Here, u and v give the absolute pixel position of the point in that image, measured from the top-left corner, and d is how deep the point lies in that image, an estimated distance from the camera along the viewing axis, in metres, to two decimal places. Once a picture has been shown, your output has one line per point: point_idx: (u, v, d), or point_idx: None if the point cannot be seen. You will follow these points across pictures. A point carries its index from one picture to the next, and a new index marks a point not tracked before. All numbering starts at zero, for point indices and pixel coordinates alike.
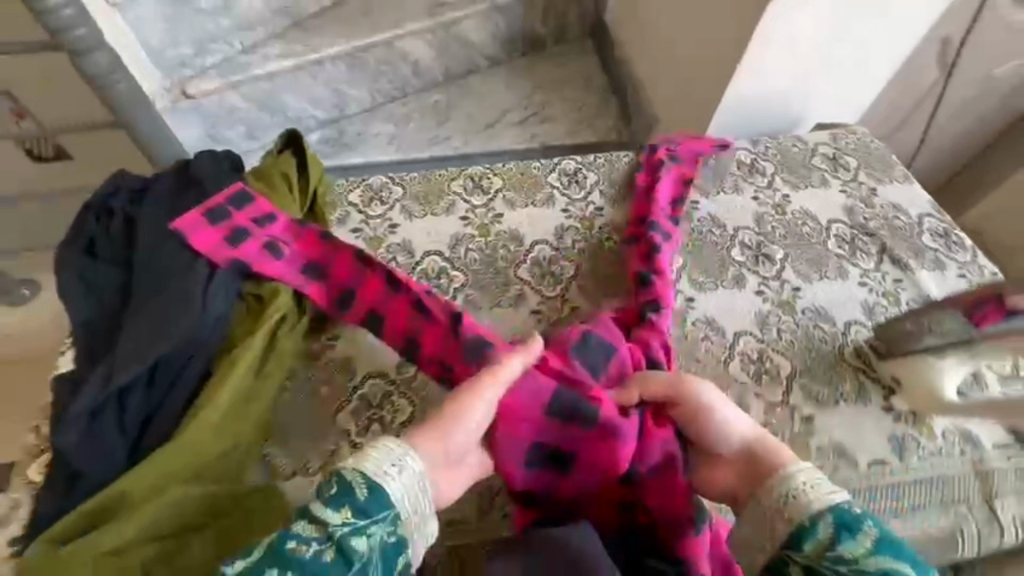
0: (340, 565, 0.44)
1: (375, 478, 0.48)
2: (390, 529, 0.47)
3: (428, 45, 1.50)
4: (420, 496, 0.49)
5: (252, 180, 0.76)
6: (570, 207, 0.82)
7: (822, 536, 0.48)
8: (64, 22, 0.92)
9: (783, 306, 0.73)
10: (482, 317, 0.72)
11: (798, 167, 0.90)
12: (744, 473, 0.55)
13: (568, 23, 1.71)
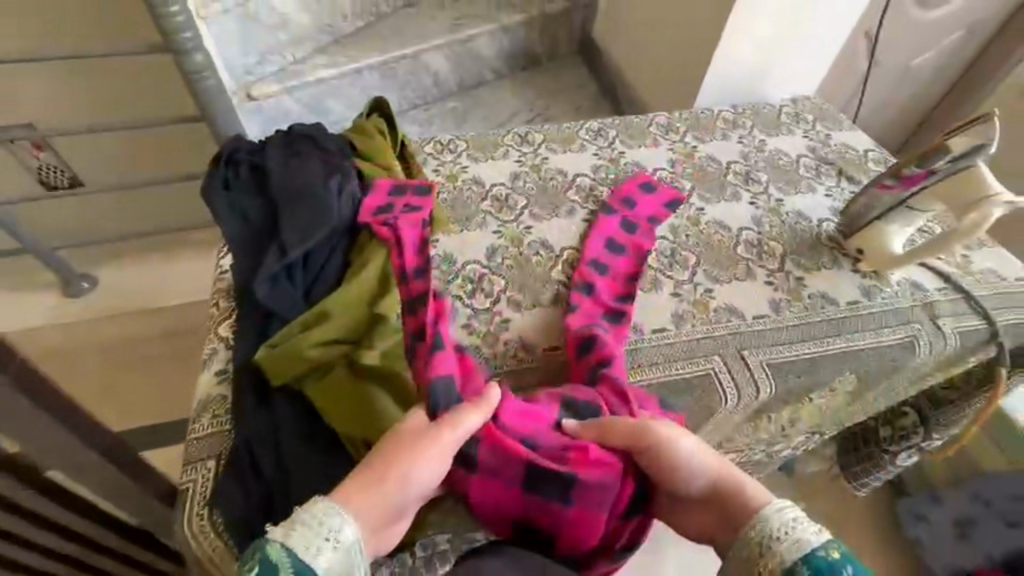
0: None
1: (302, 558, 0.44)
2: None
3: (446, 58, 1.76)
4: (350, 573, 0.46)
5: (352, 132, 0.95)
6: (600, 151, 1.04)
7: None
8: (177, 26, 1.10)
9: (772, 211, 0.95)
10: (544, 224, 0.90)
11: (770, 121, 1.15)
12: (711, 520, 0.59)
13: (560, 44, 2.00)
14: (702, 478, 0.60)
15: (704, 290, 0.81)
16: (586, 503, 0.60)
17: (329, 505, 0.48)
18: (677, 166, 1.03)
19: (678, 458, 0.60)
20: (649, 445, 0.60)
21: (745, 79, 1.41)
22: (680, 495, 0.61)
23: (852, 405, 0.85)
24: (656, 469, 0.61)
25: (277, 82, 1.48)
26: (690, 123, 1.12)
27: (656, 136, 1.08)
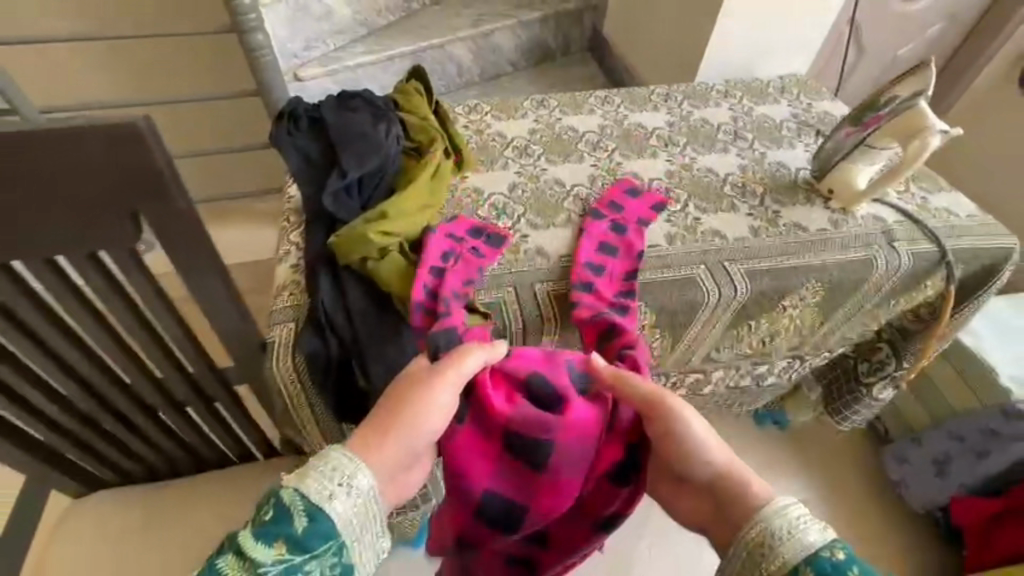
0: None
1: (315, 506, 0.50)
2: (335, 560, 0.52)
3: (469, 49, 1.95)
4: (361, 520, 0.53)
5: (394, 93, 1.12)
6: (606, 114, 1.20)
7: None
8: (244, 9, 1.29)
9: (755, 161, 1.10)
10: (558, 167, 1.05)
11: (758, 92, 1.30)
12: (710, 507, 0.60)
13: (572, 40, 2.19)
14: (714, 466, 0.60)
15: (694, 218, 0.96)
16: (563, 464, 0.63)
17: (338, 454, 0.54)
18: (674, 126, 1.18)
19: (687, 443, 0.61)
20: (660, 420, 0.61)
21: (738, 60, 1.57)
22: (688, 475, 0.62)
23: (823, 322, 0.99)
24: (667, 446, 0.62)
25: (321, 67, 1.67)
26: (687, 93, 1.27)
27: (656, 102, 1.24)
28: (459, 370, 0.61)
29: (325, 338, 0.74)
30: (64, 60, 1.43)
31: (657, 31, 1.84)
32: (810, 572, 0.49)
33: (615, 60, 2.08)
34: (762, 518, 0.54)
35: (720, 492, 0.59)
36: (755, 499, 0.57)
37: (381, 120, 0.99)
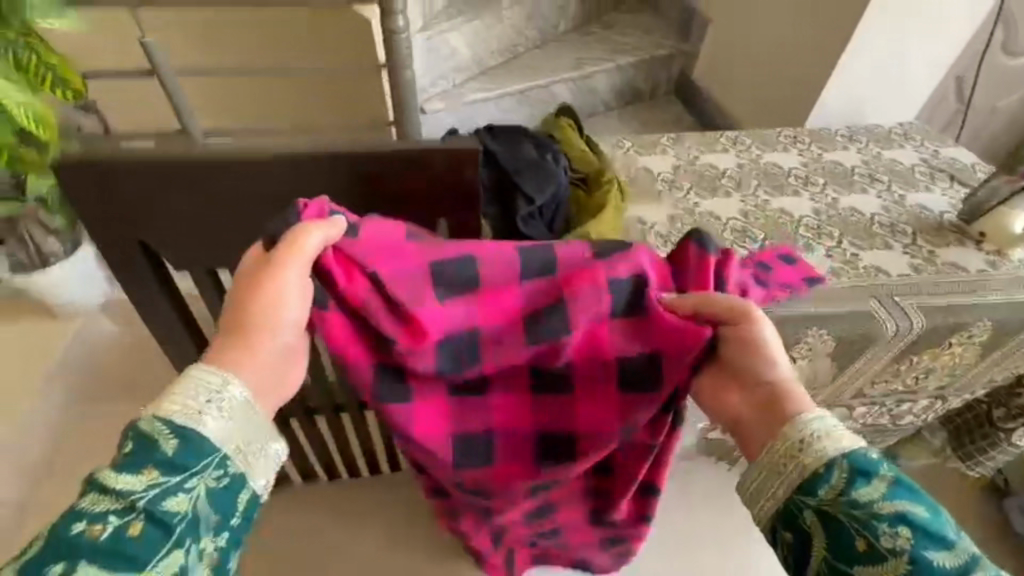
0: (153, 530, 0.46)
1: (182, 426, 0.49)
2: (221, 474, 0.50)
3: (571, 89, 2.06)
4: (240, 427, 0.53)
5: (545, 126, 1.21)
6: (740, 153, 1.27)
7: (834, 482, 0.51)
8: (400, 47, 1.39)
9: (896, 203, 1.14)
10: (708, 201, 1.12)
11: (882, 139, 1.35)
12: (755, 412, 0.62)
13: (660, 84, 2.27)
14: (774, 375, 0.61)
15: (852, 254, 1.00)
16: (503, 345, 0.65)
17: (215, 371, 0.54)
18: (808, 167, 1.24)
19: (761, 351, 0.61)
20: (736, 330, 0.62)
21: (845, 107, 1.72)
22: (743, 380, 0.63)
23: (979, 362, 1.00)
24: (735, 353, 0.63)
25: (443, 101, 1.79)
26: (813, 137, 1.34)
27: (784, 144, 1.31)
28: (298, 253, 0.56)
29: None
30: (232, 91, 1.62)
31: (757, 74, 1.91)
32: (847, 466, 0.52)
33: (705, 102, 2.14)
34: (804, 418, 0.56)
35: (766, 395, 0.61)
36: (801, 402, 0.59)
37: (546, 151, 1.06)
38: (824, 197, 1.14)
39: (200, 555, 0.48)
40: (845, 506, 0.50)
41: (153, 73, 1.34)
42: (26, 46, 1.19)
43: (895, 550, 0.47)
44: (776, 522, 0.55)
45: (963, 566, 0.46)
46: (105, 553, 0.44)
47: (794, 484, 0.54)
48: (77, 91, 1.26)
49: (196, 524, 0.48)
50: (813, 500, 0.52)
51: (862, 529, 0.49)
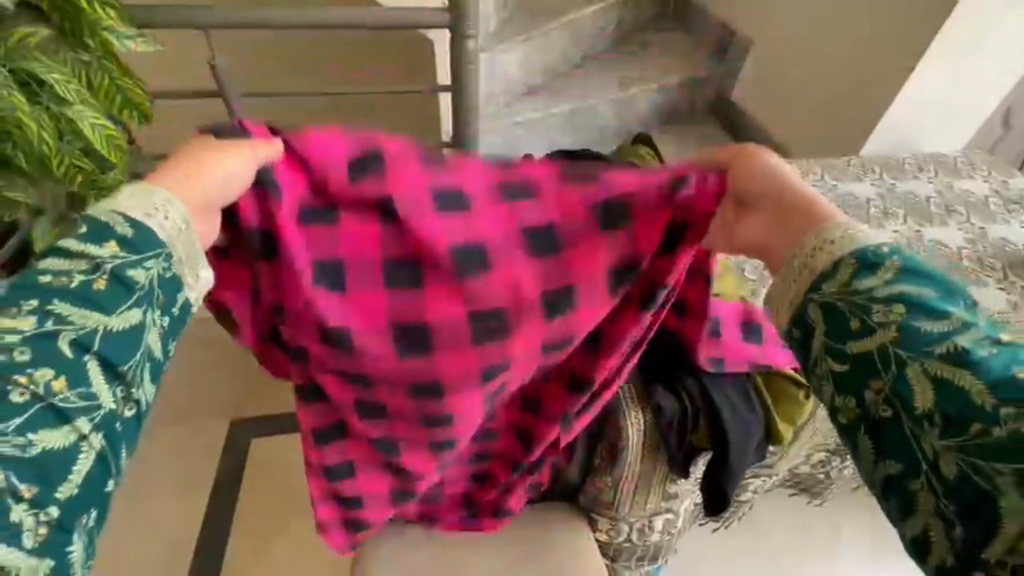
0: (115, 292, 0.38)
1: (138, 215, 0.41)
2: (169, 263, 0.41)
3: (613, 105, 1.92)
4: (190, 239, 0.43)
5: (619, 153, 1.19)
6: (817, 182, 1.26)
7: (844, 272, 0.45)
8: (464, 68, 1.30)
9: (981, 235, 1.15)
10: None
11: (951, 168, 1.36)
12: (765, 230, 0.52)
13: (697, 101, 2.08)
14: (779, 185, 0.52)
15: None
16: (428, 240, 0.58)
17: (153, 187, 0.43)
18: (885, 198, 1.23)
19: (770, 176, 0.53)
20: (743, 169, 0.55)
21: (899, 132, 1.71)
22: (754, 203, 0.54)
23: None
24: (741, 184, 0.55)
25: (497, 121, 1.78)
26: (883, 165, 1.33)
27: (857, 173, 1.29)
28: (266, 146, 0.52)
29: (680, 396, 0.76)
30: (299, 116, 1.68)
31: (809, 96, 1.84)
32: (853, 258, 0.44)
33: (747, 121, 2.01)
34: (822, 222, 0.47)
35: (773, 210, 0.52)
36: (827, 211, 0.49)
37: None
38: (910, 229, 1.15)
39: (154, 330, 0.40)
40: (854, 293, 0.43)
41: (223, 95, 1.30)
42: (100, 65, 1.09)
43: (884, 323, 0.41)
44: (785, 333, 0.48)
45: (961, 340, 0.39)
46: (74, 300, 0.37)
47: (804, 285, 0.47)
48: (144, 112, 1.16)
49: (153, 297, 0.40)
50: (813, 293, 0.46)
51: (856, 309, 0.43)
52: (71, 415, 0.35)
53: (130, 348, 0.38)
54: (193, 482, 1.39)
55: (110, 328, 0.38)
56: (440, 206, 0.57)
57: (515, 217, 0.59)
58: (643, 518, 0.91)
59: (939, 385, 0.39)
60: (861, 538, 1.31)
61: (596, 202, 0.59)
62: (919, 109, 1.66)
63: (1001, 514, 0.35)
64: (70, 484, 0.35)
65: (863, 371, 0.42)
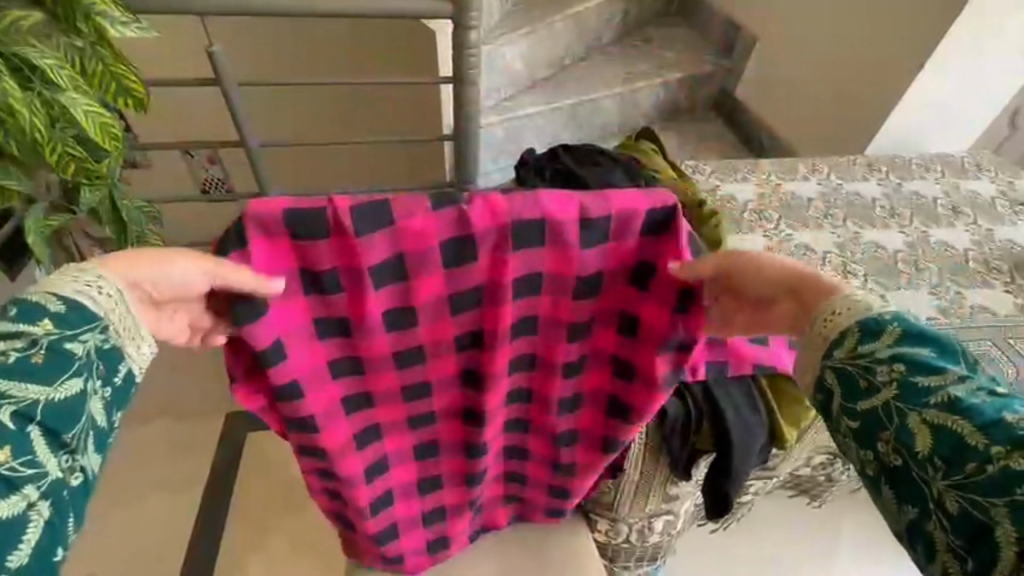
0: (51, 369, 0.40)
1: (72, 295, 0.42)
2: (104, 336, 0.43)
3: (615, 101, 1.90)
4: (127, 314, 0.45)
5: (622, 148, 1.17)
6: (822, 182, 1.24)
7: (850, 340, 0.43)
8: (466, 62, 1.27)
9: (988, 237, 1.14)
10: (801, 233, 1.11)
11: (958, 169, 1.34)
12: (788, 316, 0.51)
13: (700, 98, 2.06)
14: (778, 260, 0.52)
15: (957, 292, 1.01)
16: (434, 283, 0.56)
17: (83, 265, 0.45)
18: (892, 198, 1.22)
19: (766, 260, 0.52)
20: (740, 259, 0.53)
21: (907, 132, 1.69)
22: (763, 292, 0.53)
23: None
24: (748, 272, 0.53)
25: (497, 115, 1.74)
26: (889, 165, 1.31)
27: (863, 173, 1.28)
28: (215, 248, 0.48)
29: (683, 398, 0.74)
30: (297, 107, 1.65)
31: (814, 93, 1.81)
32: (858, 329, 0.43)
33: (750, 119, 1.98)
34: (827, 293, 0.46)
35: (780, 286, 0.51)
36: (831, 283, 0.48)
37: (640, 177, 1.02)
38: (917, 231, 1.13)
39: (95, 399, 0.42)
40: (863, 359, 0.42)
41: (219, 85, 1.27)
42: (94, 52, 1.06)
43: (887, 381, 0.40)
44: (808, 399, 0.47)
45: (953, 390, 0.38)
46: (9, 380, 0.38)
47: (818, 354, 0.46)
48: (140, 99, 1.12)
49: (93, 368, 0.42)
50: (826, 360, 0.44)
51: (862, 371, 0.42)
52: (19, 483, 0.37)
53: (71, 416, 0.40)
54: (183, 482, 1.37)
55: (53, 398, 0.39)
56: (425, 253, 0.54)
57: (506, 262, 0.56)
58: (644, 520, 0.90)
59: (938, 429, 0.37)
60: (860, 540, 1.31)
61: (585, 245, 0.56)
62: (926, 108, 1.64)
63: (1004, 550, 0.33)
64: (23, 549, 0.36)
65: (867, 422, 0.41)
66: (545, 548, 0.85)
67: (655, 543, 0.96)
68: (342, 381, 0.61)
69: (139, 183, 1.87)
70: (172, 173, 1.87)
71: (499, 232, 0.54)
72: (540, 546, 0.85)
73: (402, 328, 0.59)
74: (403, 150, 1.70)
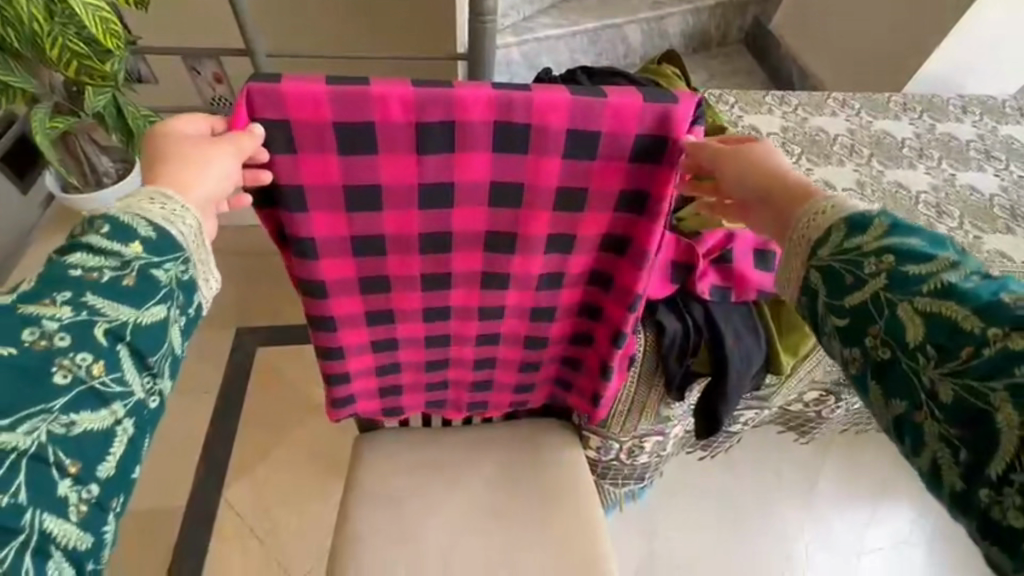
0: (136, 294, 0.39)
1: (161, 222, 0.42)
2: (185, 266, 0.43)
3: (640, 30, 1.79)
4: (204, 245, 0.45)
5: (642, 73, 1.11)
6: (850, 118, 1.18)
7: (836, 235, 0.44)
8: None
9: (1016, 183, 1.09)
10: (823, 169, 1.07)
11: (997, 112, 1.26)
12: (768, 216, 0.51)
13: (731, 31, 1.95)
14: (766, 170, 0.52)
15: (975, 236, 0.98)
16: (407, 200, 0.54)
17: (160, 189, 0.44)
18: (923, 138, 1.16)
19: (753, 164, 0.52)
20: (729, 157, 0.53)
21: (953, 72, 1.57)
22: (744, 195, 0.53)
23: None
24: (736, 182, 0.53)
25: (514, 36, 1.63)
26: (925, 105, 1.24)
27: (896, 111, 1.21)
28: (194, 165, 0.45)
29: (682, 317, 0.74)
30: (305, 18, 1.56)
31: (854, 26, 1.68)
32: (845, 227, 0.44)
33: (782, 55, 1.86)
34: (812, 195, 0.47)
35: (762, 186, 0.52)
36: (811, 188, 0.50)
37: None
38: (944, 174, 1.09)
39: (176, 327, 0.42)
40: (846, 255, 0.43)
41: None
42: None
43: (874, 274, 0.41)
44: (798, 306, 0.47)
45: (946, 275, 0.38)
46: (98, 297, 0.38)
47: (806, 254, 0.46)
48: None
49: (174, 296, 0.41)
50: (811, 261, 0.45)
51: (848, 267, 0.43)
52: (109, 399, 0.38)
53: (157, 339, 0.40)
54: (197, 390, 1.43)
55: (140, 322, 0.39)
56: (403, 149, 0.51)
57: (483, 163, 0.52)
58: (635, 439, 0.93)
59: (931, 319, 0.37)
60: (841, 476, 1.36)
61: (569, 156, 0.52)
62: (971, 49, 1.53)
63: (1000, 430, 0.33)
64: (109, 462, 0.37)
65: (861, 321, 0.41)
66: (546, 454, 0.90)
67: (646, 463, 1.00)
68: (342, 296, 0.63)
69: (143, 96, 1.83)
70: (175, 88, 1.82)
71: (484, 129, 0.50)
72: (534, 454, 0.89)
73: (397, 227, 0.57)
74: (417, 69, 1.63)
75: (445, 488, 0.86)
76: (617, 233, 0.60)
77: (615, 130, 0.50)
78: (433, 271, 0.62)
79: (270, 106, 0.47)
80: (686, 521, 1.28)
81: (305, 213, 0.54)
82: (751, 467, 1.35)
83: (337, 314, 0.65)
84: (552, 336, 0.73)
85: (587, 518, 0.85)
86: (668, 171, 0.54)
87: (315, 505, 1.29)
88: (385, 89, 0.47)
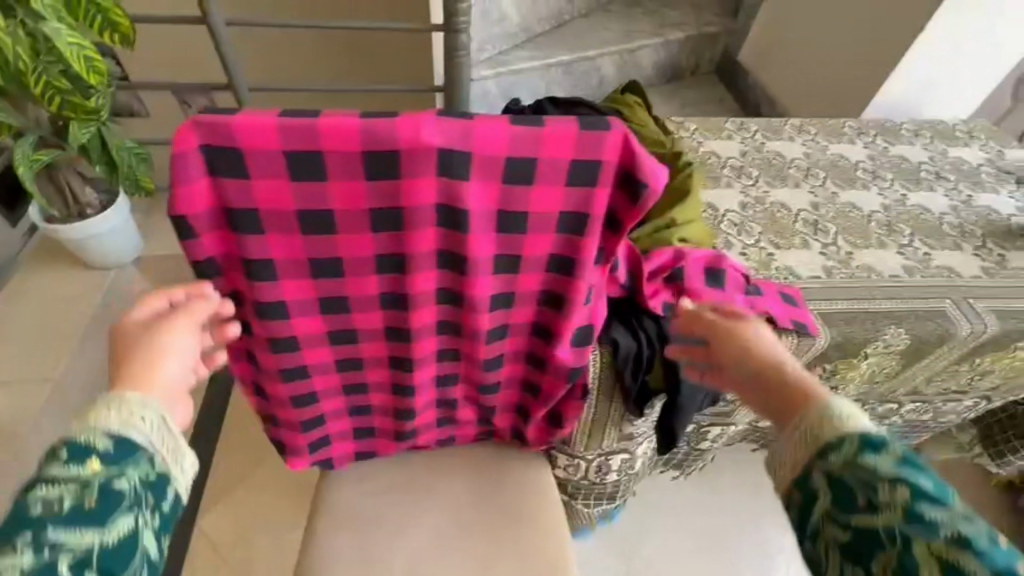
0: (101, 513, 0.39)
1: (119, 430, 0.43)
2: (150, 467, 0.43)
3: (613, 62, 1.87)
4: (172, 437, 0.46)
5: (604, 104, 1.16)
6: (807, 143, 1.23)
7: (847, 448, 0.43)
8: (457, 10, 1.24)
9: (965, 202, 1.14)
10: (780, 191, 1.11)
11: (949, 136, 1.32)
12: (766, 402, 0.54)
13: (702, 63, 2.04)
14: (760, 360, 0.57)
15: (925, 253, 1.01)
16: (358, 223, 0.55)
17: (119, 396, 0.45)
18: (876, 161, 1.21)
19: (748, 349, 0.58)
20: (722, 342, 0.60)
21: (908, 97, 1.65)
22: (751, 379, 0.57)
23: None
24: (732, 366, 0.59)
25: (491, 69, 1.70)
26: (879, 130, 1.30)
27: (851, 136, 1.27)
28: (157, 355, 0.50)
29: (636, 335, 0.76)
30: (290, 55, 1.64)
31: (814, 57, 1.77)
32: (860, 442, 0.43)
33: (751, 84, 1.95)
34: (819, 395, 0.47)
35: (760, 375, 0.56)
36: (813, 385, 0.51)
37: None
38: (895, 194, 1.13)
39: (146, 533, 0.41)
40: (855, 473, 0.41)
41: (205, 23, 1.27)
42: None
43: (888, 503, 0.39)
44: (789, 496, 0.46)
45: (962, 527, 0.36)
46: (60, 530, 0.37)
47: (809, 454, 0.45)
48: (127, 35, 1.11)
49: (142, 500, 0.41)
50: (817, 464, 0.44)
51: (859, 485, 0.41)
52: None
53: (128, 551, 0.39)
54: None
55: (108, 539, 0.38)
56: (349, 175, 0.52)
57: (428, 191, 0.53)
58: (601, 457, 0.94)
59: (947, 569, 0.35)
60: None
61: (509, 181, 0.54)
62: (923, 76, 1.60)
63: None
64: None
65: (867, 542, 0.39)
66: (514, 476, 0.90)
67: (616, 483, 1.01)
68: (302, 319, 0.64)
69: (133, 129, 1.88)
70: (165, 121, 1.87)
71: (427, 159, 0.51)
72: (501, 476, 0.90)
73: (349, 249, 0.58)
74: (401, 101, 1.70)
75: (411, 513, 0.86)
76: (562, 255, 0.61)
77: (551, 156, 0.53)
78: (389, 292, 0.63)
79: (218, 137, 0.49)
80: (666, 544, 1.27)
81: (259, 236, 0.55)
82: (729, 487, 1.35)
83: (298, 338, 0.66)
84: (508, 355, 0.75)
85: (554, 538, 0.85)
86: (601, 191, 0.56)
87: (291, 534, 1.27)
88: (329, 121, 0.49)
